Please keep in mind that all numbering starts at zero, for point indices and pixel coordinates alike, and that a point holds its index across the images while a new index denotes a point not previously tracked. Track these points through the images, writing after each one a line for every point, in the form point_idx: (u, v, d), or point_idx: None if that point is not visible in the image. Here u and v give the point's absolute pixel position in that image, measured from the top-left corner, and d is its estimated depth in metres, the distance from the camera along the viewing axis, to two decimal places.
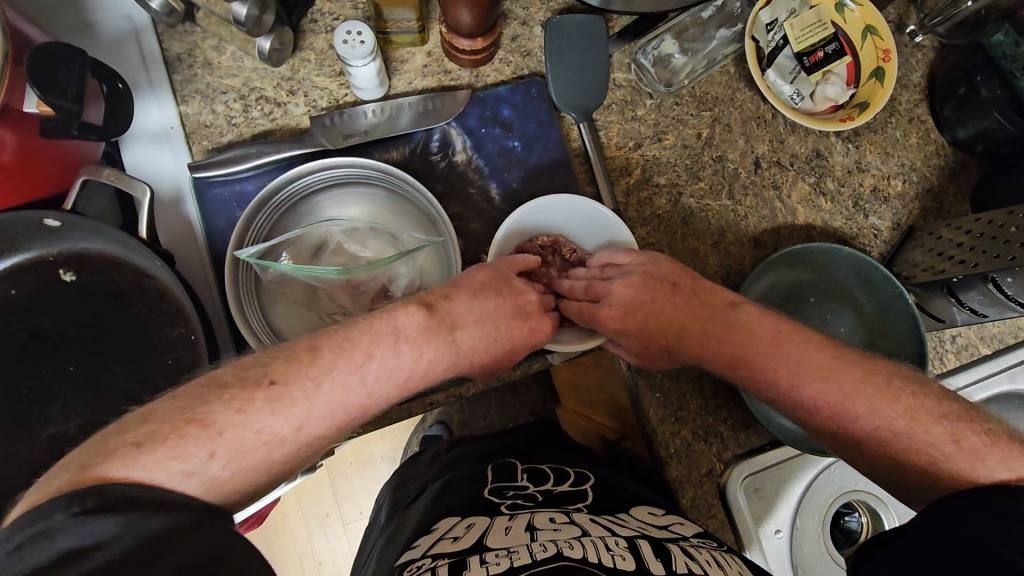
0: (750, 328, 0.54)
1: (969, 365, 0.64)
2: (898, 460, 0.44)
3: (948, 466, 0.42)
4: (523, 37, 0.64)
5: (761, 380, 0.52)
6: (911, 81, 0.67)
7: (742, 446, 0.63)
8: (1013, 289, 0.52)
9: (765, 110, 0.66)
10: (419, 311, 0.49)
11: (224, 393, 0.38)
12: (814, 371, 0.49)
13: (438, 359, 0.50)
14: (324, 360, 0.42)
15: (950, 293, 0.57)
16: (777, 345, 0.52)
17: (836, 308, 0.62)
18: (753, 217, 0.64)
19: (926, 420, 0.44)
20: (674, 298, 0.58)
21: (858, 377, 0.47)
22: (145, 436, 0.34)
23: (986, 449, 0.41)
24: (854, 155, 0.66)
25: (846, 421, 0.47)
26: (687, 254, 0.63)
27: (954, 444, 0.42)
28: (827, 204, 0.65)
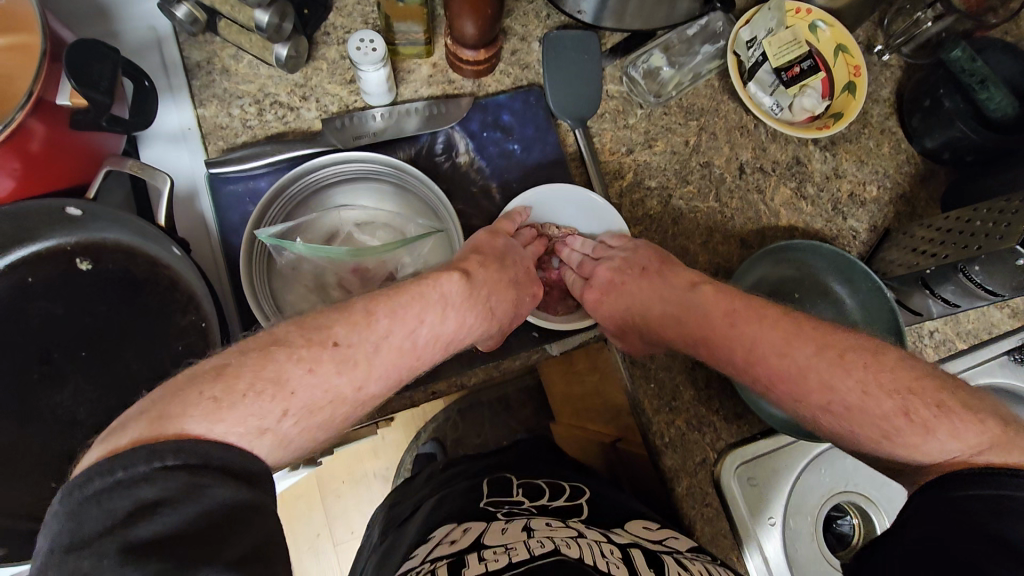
0: (710, 311, 0.57)
1: (948, 359, 0.67)
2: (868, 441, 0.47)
3: (904, 440, 0.44)
4: (522, 51, 0.69)
5: (726, 359, 0.55)
6: (880, 96, 0.72)
7: (734, 434, 0.65)
8: (983, 279, 0.55)
9: (747, 121, 0.70)
10: (461, 279, 0.53)
11: (295, 352, 0.39)
12: (772, 348, 0.52)
13: (478, 323, 0.54)
14: (381, 324, 0.45)
15: (925, 285, 0.60)
16: (736, 326, 0.55)
17: (819, 303, 0.64)
18: (740, 218, 0.68)
19: (878, 394, 0.46)
20: (648, 273, 0.61)
21: (813, 352, 0.50)
22: (223, 391, 0.35)
23: (935, 421, 0.44)
24: (831, 162, 0.71)
25: (802, 394, 0.50)
26: (677, 252, 0.67)
27: (904, 417, 0.44)
28: (808, 207, 0.69)
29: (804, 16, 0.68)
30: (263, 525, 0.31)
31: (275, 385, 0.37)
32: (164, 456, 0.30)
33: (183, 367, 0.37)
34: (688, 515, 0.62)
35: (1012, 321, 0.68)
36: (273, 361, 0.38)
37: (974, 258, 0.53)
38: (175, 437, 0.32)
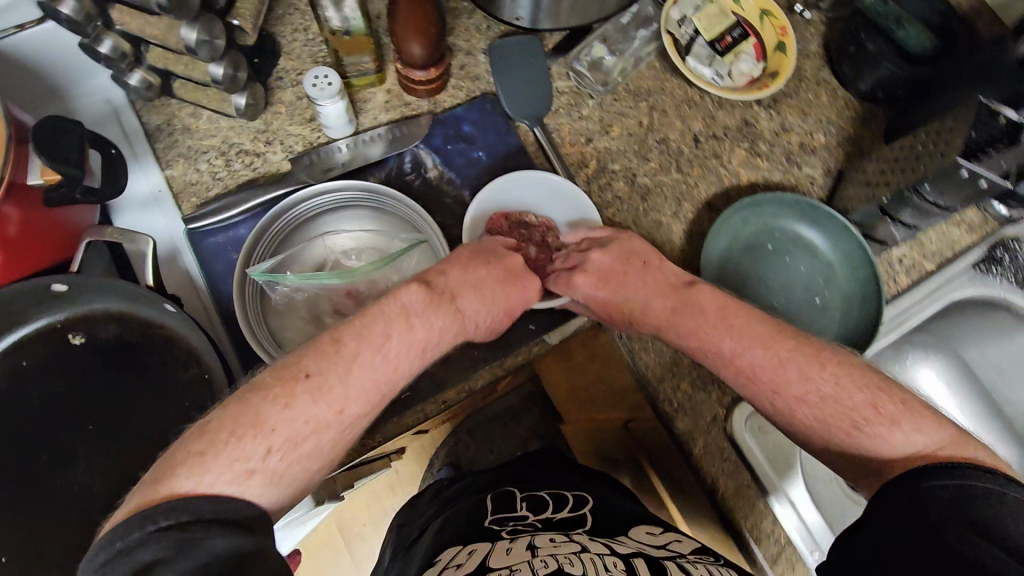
0: (702, 305, 0.57)
1: (923, 281, 0.70)
2: (833, 424, 0.47)
3: (871, 431, 0.45)
4: (470, 64, 0.72)
5: (706, 356, 0.56)
6: (810, 51, 0.77)
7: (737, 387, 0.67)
8: (934, 196, 0.58)
9: (693, 94, 0.74)
10: (421, 288, 0.52)
11: (267, 392, 0.41)
12: (756, 341, 0.52)
13: (448, 326, 0.52)
14: (348, 348, 0.45)
15: (885, 213, 0.64)
16: (728, 317, 0.55)
17: (794, 251, 0.67)
18: (703, 184, 0.71)
19: (850, 387, 0.48)
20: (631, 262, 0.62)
21: (793, 347, 0.51)
22: (207, 445, 0.37)
23: (900, 416, 0.45)
24: (776, 119, 0.75)
25: (780, 382, 0.50)
26: (653, 226, 0.69)
27: (873, 407, 0.46)
28: (764, 163, 0.73)
29: None
30: (263, 562, 0.33)
31: (255, 426, 0.39)
32: (157, 518, 0.33)
33: (202, 420, 0.40)
34: (709, 473, 0.64)
35: (972, 235, 0.72)
36: (250, 405, 0.40)
37: (925, 179, 0.56)
38: (167, 497, 0.34)
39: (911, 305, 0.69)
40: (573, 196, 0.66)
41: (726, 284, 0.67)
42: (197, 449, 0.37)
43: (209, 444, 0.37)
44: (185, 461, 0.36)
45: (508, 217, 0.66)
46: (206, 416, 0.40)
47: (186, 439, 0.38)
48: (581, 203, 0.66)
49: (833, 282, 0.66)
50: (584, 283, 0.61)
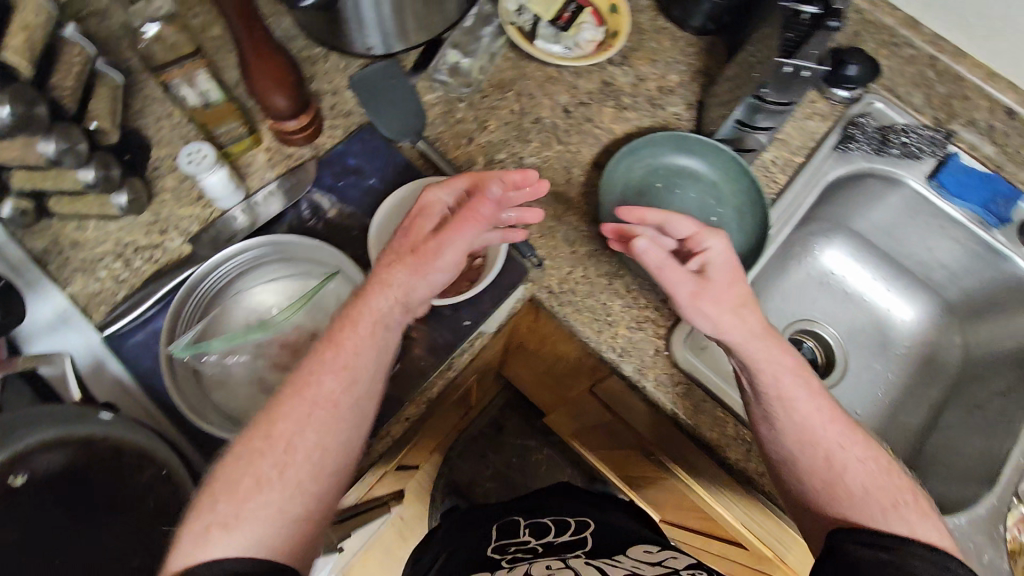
0: (792, 394, 0.57)
1: (799, 172, 0.77)
2: (849, 487, 0.55)
3: (905, 514, 0.52)
4: (338, 103, 0.74)
5: (799, 466, 0.57)
6: (641, 7, 0.84)
7: (670, 316, 0.68)
8: (773, 96, 0.65)
9: (551, 71, 0.79)
10: (338, 311, 0.56)
11: (228, 461, 0.48)
12: (863, 474, 0.55)
13: (378, 327, 0.55)
14: (286, 404, 0.50)
15: (744, 125, 0.71)
16: (830, 450, 0.56)
17: (682, 182, 0.73)
18: (586, 147, 0.75)
19: (889, 476, 0.55)
20: (728, 272, 0.59)
21: (865, 461, 0.56)
22: (205, 520, 0.45)
23: (916, 502, 0.53)
24: (631, 73, 0.80)
25: (838, 445, 0.56)
26: (552, 197, 0.72)
27: (912, 495, 0.54)
28: (634, 114, 0.78)
29: None
30: None
31: (224, 495, 0.46)
32: None
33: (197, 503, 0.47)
34: (669, 405, 0.65)
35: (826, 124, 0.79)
36: (217, 484, 0.47)
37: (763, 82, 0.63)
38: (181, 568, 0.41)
39: (796, 197, 0.75)
40: None
41: None
42: (202, 526, 0.44)
43: (209, 515, 0.45)
44: (194, 536, 0.44)
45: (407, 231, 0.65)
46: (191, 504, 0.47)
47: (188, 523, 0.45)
48: None
49: (724, 199, 0.72)
50: (681, 276, 0.58)
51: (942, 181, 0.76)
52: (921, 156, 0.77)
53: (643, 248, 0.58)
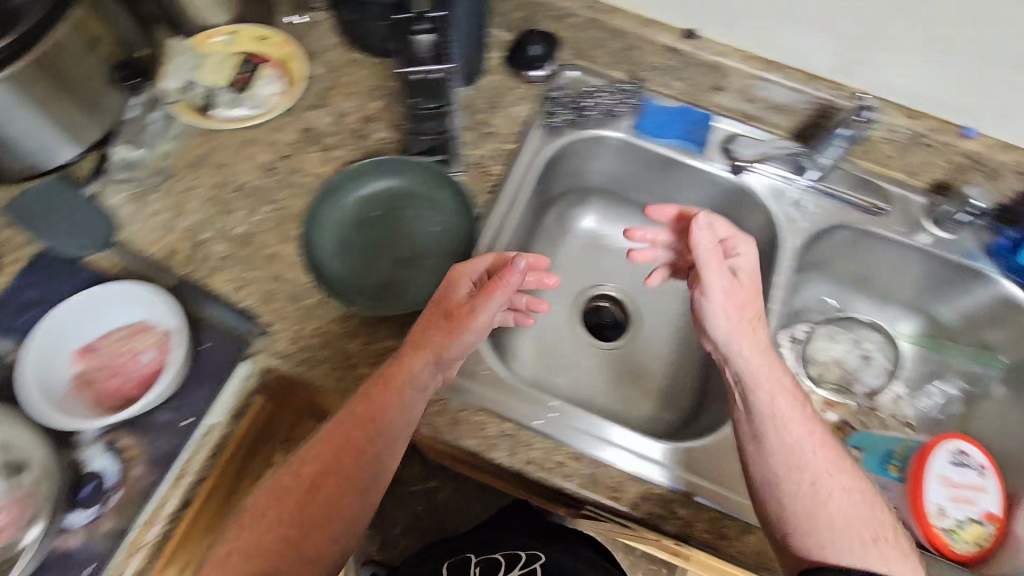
0: (806, 423, 0.59)
1: (514, 157, 0.78)
2: (801, 488, 0.57)
3: (889, 558, 0.55)
4: (11, 234, 0.69)
5: (777, 466, 0.58)
6: (329, 41, 0.83)
7: (411, 338, 0.67)
8: (429, 101, 0.70)
9: (244, 133, 0.76)
10: (428, 358, 0.58)
11: (318, 487, 0.57)
12: (852, 485, 0.57)
13: (413, 402, 0.58)
14: (387, 400, 0.57)
15: (428, 137, 0.74)
16: (815, 484, 0.57)
17: (399, 204, 0.72)
18: (295, 199, 0.73)
19: (870, 546, 0.55)
20: (749, 279, 0.66)
21: (852, 483, 0.57)
22: (286, 535, 0.55)
23: (901, 552, 0.56)
24: (331, 112, 0.79)
25: (827, 470, 0.58)
26: (267, 261, 0.69)
27: (892, 532, 0.56)
28: (339, 151, 0.76)
29: (209, 44, 0.79)
30: None
31: (310, 499, 0.56)
32: None
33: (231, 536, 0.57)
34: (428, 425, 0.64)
35: (529, 106, 0.82)
36: (308, 498, 0.56)
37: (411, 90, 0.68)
38: None
39: (515, 184, 0.77)
40: (141, 289, 0.64)
41: (353, 266, 0.70)
42: (282, 536, 0.55)
43: (257, 533, 0.56)
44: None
45: (97, 347, 0.64)
46: (253, 502, 0.58)
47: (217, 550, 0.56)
48: (151, 292, 0.64)
49: (441, 208, 0.72)
50: (717, 275, 0.64)
51: (643, 127, 0.82)
52: (620, 112, 0.82)
53: (699, 227, 0.64)
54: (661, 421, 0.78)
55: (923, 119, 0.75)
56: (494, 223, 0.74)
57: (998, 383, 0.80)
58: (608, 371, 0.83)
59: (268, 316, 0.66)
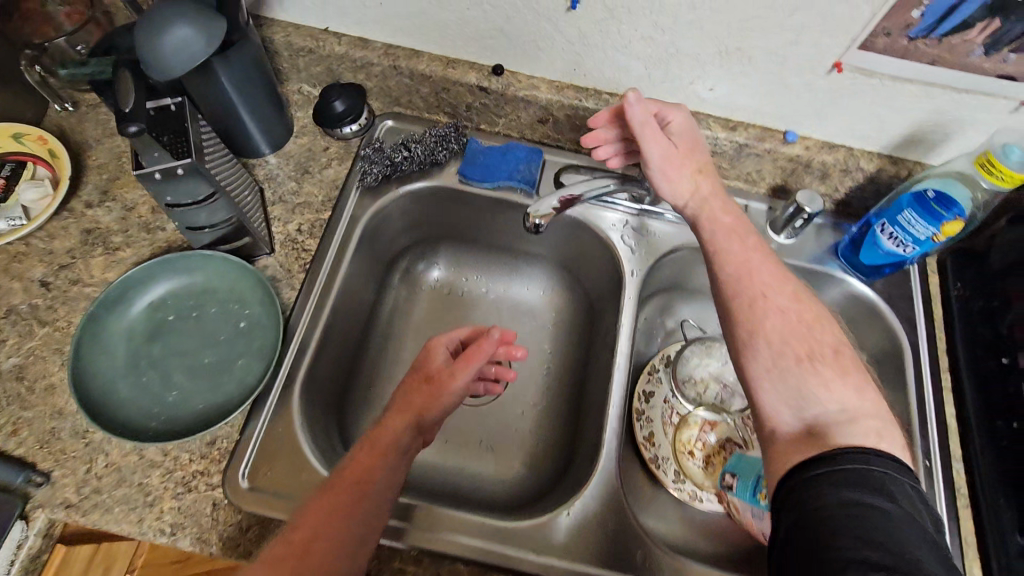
0: (748, 278, 0.60)
1: (329, 228, 0.72)
2: (748, 297, 0.59)
3: (836, 387, 0.53)
4: None
5: (744, 325, 0.57)
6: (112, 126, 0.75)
7: (221, 457, 0.60)
8: (183, 197, 0.56)
9: (12, 248, 0.67)
10: (410, 426, 0.57)
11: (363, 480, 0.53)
12: (799, 316, 0.57)
13: (407, 447, 0.57)
14: (378, 461, 0.54)
15: (203, 225, 0.61)
16: (769, 300, 0.58)
17: (195, 305, 0.65)
18: (76, 316, 0.65)
19: (855, 380, 0.54)
20: (686, 138, 0.67)
21: (807, 313, 0.58)
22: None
23: (864, 384, 0.54)
24: (116, 207, 0.71)
25: (765, 291, 0.59)
26: (47, 394, 0.61)
27: (835, 353, 0.56)
28: (128, 251, 0.68)
29: None
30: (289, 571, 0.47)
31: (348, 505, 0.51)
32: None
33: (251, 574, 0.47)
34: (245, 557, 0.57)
35: (343, 167, 0.76)
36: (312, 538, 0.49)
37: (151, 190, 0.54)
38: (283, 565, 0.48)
39: (333, 258, 0.71)
40: None
41: (145, 387, 0.61)
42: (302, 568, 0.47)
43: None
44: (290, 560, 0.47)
45: None
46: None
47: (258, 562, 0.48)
48: None
49: (244, 302, 0.66)
50: (655, 142, 0.64)
51: (469, 172, 0.76)
52: (443, 158, 0.76)
53: (632, 102, 0.62)
54: (528, 480, 0.74)
55: (742, 131, 0.72)
56: (310, 306, 0.68)
57: None
58: (471, 434, 0.78)
59: (48, 460, 0.59)
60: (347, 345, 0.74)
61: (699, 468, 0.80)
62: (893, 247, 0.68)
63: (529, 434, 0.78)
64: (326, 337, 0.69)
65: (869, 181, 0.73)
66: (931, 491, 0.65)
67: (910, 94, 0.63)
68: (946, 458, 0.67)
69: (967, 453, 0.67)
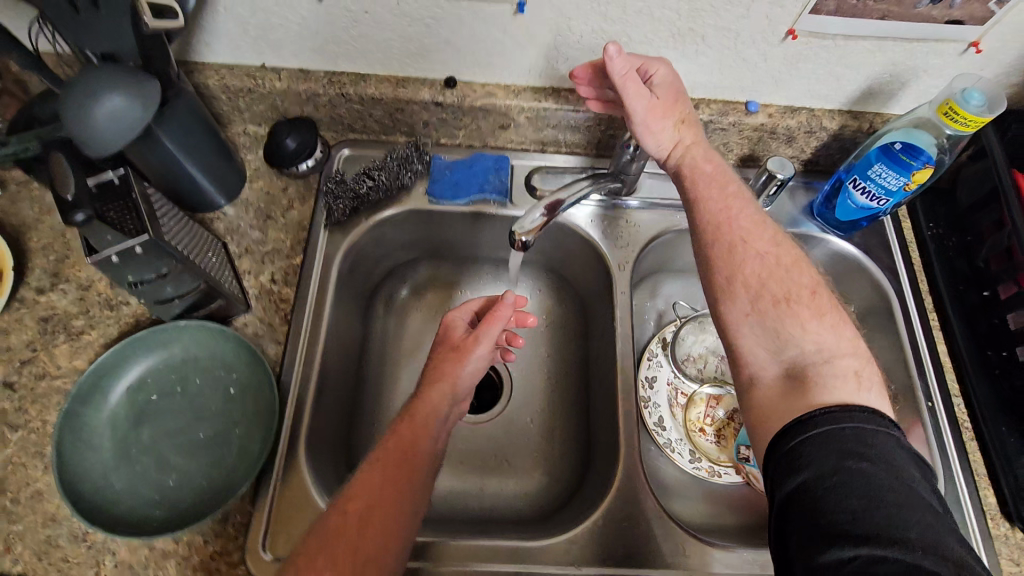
0: (731, 237, 0.60)
1: (304, 273, 0.69)
2: (742, 258, 0.59)
3: (816, 329, 0.55)
4: None
5: (726, 279, 0.58)
6: (50, 202, 0.70)
7: (237, 531, 0.57)
8: (146, 275, 0.53)
9: None
10: (446, 384, 0.60)
11: (409, 443, 0.55)
12: (783, 267, 0.58)
13: (447, 414, 0.59)
14: (418, 427, 0.57)
15: (174, 298, 0.58)
16: (746, 251, 0.59)
17: (178, 378, 0.62)
18: (50, 413, 0.60)
19: (834, 321, 0.56)
20: (669, 92, 0.63)
21: (795, 274, 0.58)
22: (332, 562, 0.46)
23: (841, 324, 0.56)
24: (72, 288, 0.66)
25: (745, 236, 0.60)
26: (33, 501, 0.57)
27: (812, 295, 0.57)
28: (93, 332, 0.64)
29: None
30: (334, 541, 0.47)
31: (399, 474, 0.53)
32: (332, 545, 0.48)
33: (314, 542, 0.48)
34: None
35: (307, 206, 0.72)
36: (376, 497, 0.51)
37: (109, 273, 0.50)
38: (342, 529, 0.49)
39: (314, 303, 0.68)
40: None
41: (141, 475, 0.58)
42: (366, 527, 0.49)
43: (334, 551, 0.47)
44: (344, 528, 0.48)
45: None
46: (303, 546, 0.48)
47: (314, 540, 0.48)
48: None
49: (230, 365, 0.62)
50: (639, 94, 0.60)
51: (439, 192, 0.74)
52: (408, 181, 0.74)
53: (613, 55, 0.57)
54: (550, 487, 0.74)
55: (705, 107, 0.72)
56: (300, 356, 0.65)
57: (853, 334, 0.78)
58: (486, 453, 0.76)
59: (51, 572, 0.55)
60: (344, 387, 0.72)
61: (712, 444, 0.80)
62: (867, 202, 0.69)
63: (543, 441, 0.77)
64: (322, 385, 0.66)
65: (834, 138, 0.74)
66: (937, 430, 0.67)
67: (862, 51, 0.64)
68: (947, 396, 0.69)
69: (964, 387, 0.69)
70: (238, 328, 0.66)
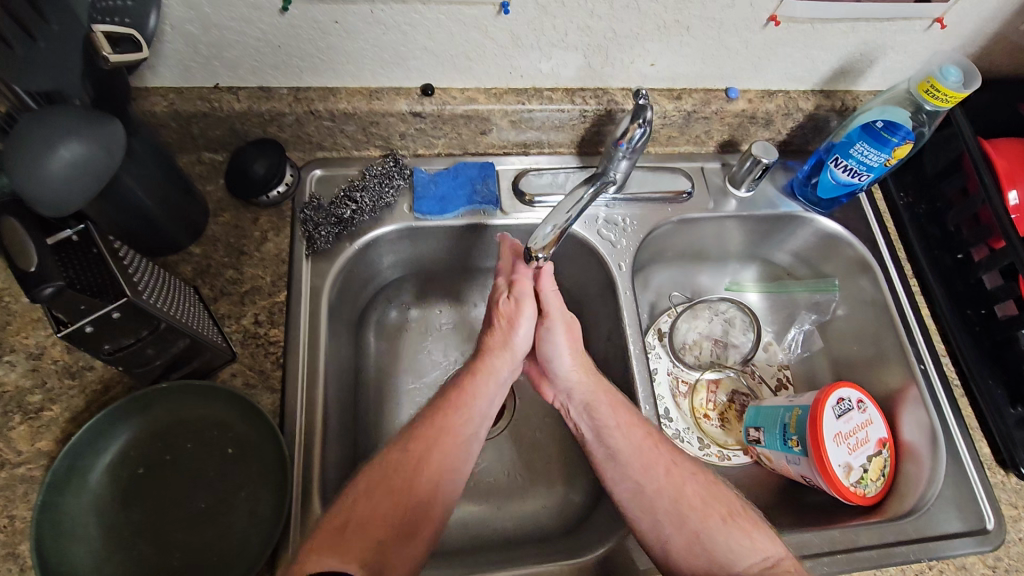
0: (631, 458, 0.60)
1: (290, 311, 0.63)
2: (645, 499, 0.59)
3: (743, 542, 0.56)
4: None
5: (630, 502, 0.59)
6: None
7: None
8: (120, 339, 0.46)
9: None
10: (513, 328, 0.63)
11: (479, 382, 0.62)
12: (670, 471, 0.60)
13: (507, 363, 0.64)
14: (486, 377, 0.63)
15: (153, 360, 0.51)
16: (634, 462, 0.60)
17: (165, 445, 0.55)
18: (15, 507, 0.52)
19: (739, 518, 0.57)
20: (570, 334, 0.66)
21: (692, 480, 0.60)
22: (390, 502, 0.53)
23: (750, 522, 0.57)
24: (21, 359, 0.58)
25: (620, 453, 0.61)
26: None
27: (702, 485, 0.60)
28: (53, 407, 0.56)
29: None
30: (399, 494, 0.54)
31: (461, 425, 0.60)
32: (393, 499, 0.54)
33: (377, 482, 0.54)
34: None
35: (282, 236, 0.66)
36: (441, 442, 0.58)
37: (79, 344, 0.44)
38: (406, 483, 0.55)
39: (306, 342, 0.62)
40: None
41: (141, 560, 0.52)
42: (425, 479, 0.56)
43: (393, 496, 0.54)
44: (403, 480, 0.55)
45: None
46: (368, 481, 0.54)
47: (380, 485, 0.54)
48: None
49: (224, 423, 0.56)
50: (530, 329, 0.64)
51: (425, 209, 0.69)
52: (391, 199, 0.69)
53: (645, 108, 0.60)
54: (573, 499, 0.72)
55: (687, 98, 0.71)
56: (301, 402, 0.60)
57: (838, 304, 0.81)
58: (502, 471, 0.74)
59: None
60: (348, 426, 0.67)
61: (717, 429, 0.79)
62: (848, 178, 0.71)
63: (557, 452, 0.76)
64: (327, 429, 0.61)
65: (809, 119, 0.75)
66: (931, 390, 0.71)
67: (838, 33, 0.65)
68: (935, 357, 0.73)
69: (949, 345, 0.73)
70: (226, 379, 0.60)
